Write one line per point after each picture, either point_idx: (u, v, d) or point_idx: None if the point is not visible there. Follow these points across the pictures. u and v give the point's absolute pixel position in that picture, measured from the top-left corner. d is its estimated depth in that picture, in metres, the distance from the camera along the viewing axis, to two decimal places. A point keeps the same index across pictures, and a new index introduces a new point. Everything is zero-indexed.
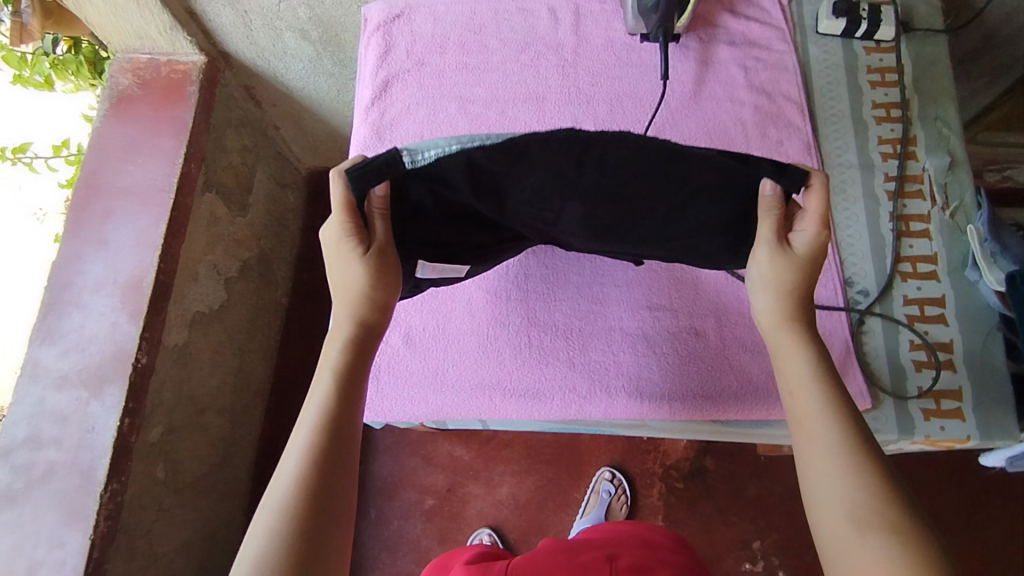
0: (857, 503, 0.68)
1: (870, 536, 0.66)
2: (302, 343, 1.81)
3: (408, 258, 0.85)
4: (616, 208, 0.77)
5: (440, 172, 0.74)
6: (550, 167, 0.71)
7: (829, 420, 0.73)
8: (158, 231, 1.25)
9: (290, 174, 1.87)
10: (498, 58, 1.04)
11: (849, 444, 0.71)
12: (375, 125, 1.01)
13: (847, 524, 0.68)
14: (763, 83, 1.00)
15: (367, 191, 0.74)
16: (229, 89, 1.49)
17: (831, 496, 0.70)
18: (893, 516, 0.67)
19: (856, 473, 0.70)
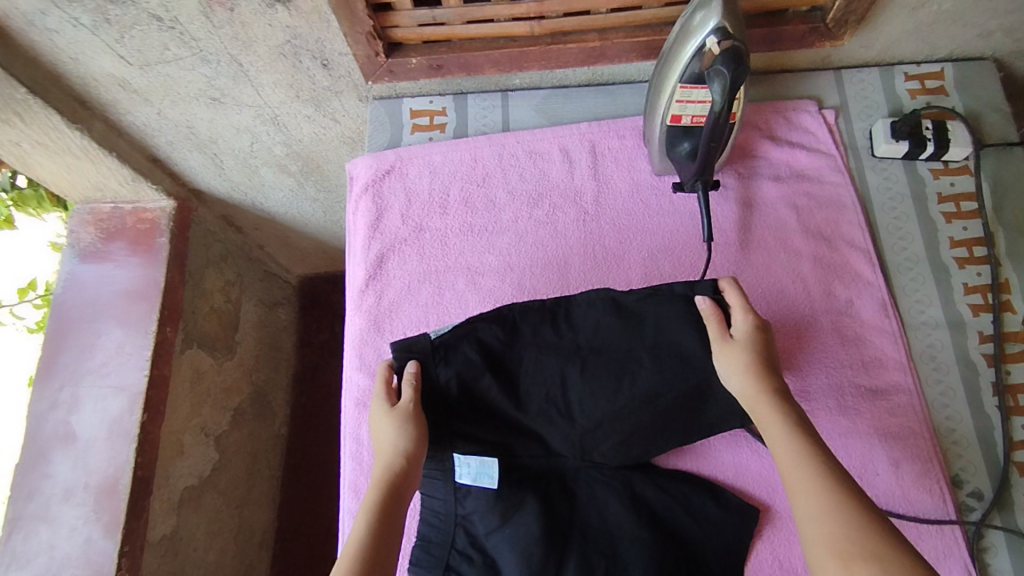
0: (834, 533, 0.56)
1: (855, 567, 0.53)
2: (306, 477, 1.66)
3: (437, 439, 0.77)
4: (603, 361, 0.80)
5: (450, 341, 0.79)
6: (543, 327, 0.81)
7: (789, 446, 0.64)
8: (131, 421, 1.12)
9: (280, 289, 1.72)
10: (509, 216, 0.90)
11: (818, 470, 0.61)
12: (372, 312, 0.87)
13: (826, 556, 0.55)
14: (820, 227, 0.86)
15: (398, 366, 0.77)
16: (204, 225, 1.35)
17: (813, 542, 0.57)
18: (875, 543, 0.54)
19: (825, 502, 0.58)
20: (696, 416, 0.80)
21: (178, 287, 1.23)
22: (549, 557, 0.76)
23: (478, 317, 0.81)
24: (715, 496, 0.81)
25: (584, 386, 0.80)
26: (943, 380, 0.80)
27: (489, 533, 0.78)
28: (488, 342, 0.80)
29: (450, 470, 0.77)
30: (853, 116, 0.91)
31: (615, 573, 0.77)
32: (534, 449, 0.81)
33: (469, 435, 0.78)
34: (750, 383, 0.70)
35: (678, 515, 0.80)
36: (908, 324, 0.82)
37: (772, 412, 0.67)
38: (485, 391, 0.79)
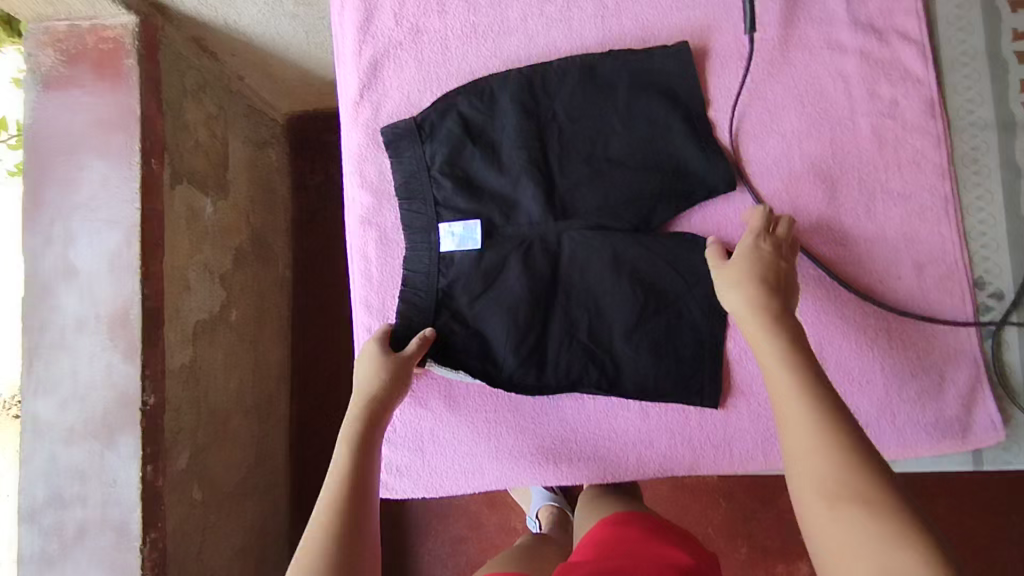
0: (825, 471, 0.51)
1: (842, 511, 0.49)
2: (316, 319, 1.68)
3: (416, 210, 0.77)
4: (580, 127, 0.77)
5: (432, 121, 0.77)
6: (521, 98, 0.77)
7: (786, 372, 0.58)
8: (133, 251, 1.07)
9: (267, 128, 1.61)
10: (516, 14, 0.79)
11: (809, 398, 0.56)
12: (370, 127, 0.79)
13: (814, 496, 0.51)
14: (872, 17, 0.75)
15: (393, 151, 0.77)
16: (175, 49, 1.22)
17: (802, 480, 0.53)
18: (870, 487, 0.50)
19: (816, 438, 0.53)
20: (671, 179, 0.75)
21: (156, 114, 1.14)
22: (533, 311, 0.75)
23: (456, 90, 0.78)
24: (699, 248, 0.75)
25: (561, 149, 0.77)
26: (983, 184, 0.74)
27: (471, 302, 0.76)
28: (468, 114, 0.77)
29: (435, 243, 0.76)
30: None
31: (598, 324, 0.76)
32: (504, 212, 0.77)
33: (447, 202, 0.77)
34: (752, 300, 0.64)
35: (663, 271, 0.75)
36: (956, 127, 0.75)
37: (764, 333, 0.62)
38: (460, 161, 0.77)
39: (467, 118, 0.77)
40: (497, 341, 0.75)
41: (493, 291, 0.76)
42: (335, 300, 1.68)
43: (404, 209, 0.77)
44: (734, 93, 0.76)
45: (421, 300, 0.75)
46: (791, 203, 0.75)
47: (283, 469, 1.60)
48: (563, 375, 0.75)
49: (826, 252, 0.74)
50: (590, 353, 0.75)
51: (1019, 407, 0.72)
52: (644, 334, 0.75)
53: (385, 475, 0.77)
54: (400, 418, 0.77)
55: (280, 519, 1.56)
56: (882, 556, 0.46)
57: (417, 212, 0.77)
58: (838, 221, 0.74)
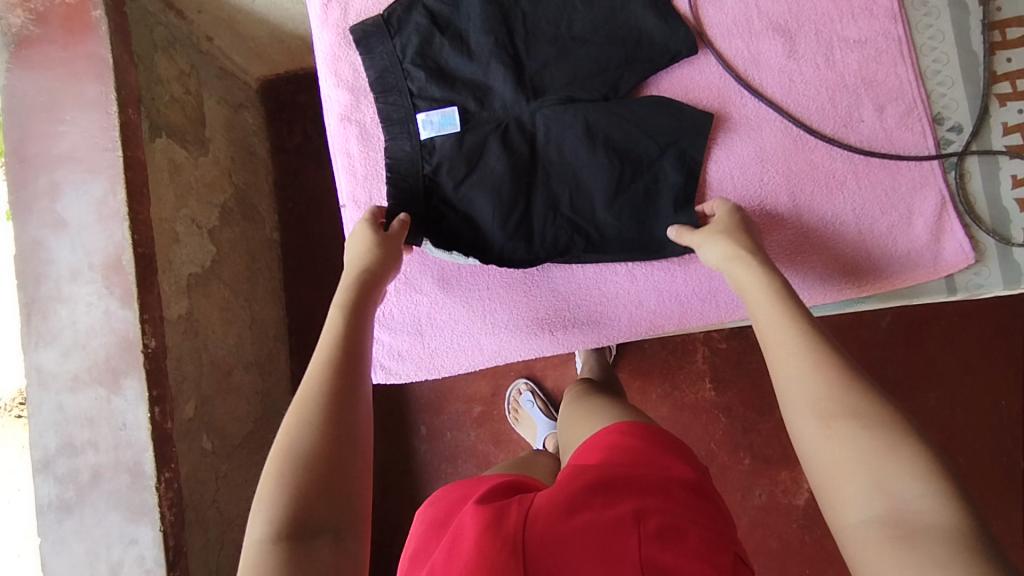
0: (813, 391, 0.50)
1: (836, 425, 0.48)
2: (308, 280, 1.70)
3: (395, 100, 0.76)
4: (543, 9, 0.76)
5: (398, 16, 0.76)
6: None
7: (773, 309, 0.58)
8: (119, 198, 1.08)
9: (241, 91, 1.62)
10: None
11: (800, 328, 0.55)
12: (341, 27, 0.80)
13: (808, 413, 0.50)
14: None
15: (365, 48, 0.76)
16: (142, 5, 1.23)
17: (792, 401, 0.52)
18: (861, 399, 0.49)
19: (808, 361, 0.52)
20: (635, 50, 0.75)
21: (128, 65, 1.14)
22: (514, 190, 0.76)
23: None
24: (668, 109, 0.74)
25: (527, 32, 0.76)
26: (935, 25, 0.77)
27: (455, 187, 0.75)
28: (432, 7, 0.76)
29: (414, 131, 0.75)
30: None
31: (580, 198, 0.76)
32: (478, 98, 0.76)
33: (423, 93, 0.76)
34: (735, 248, 0.65)
35: (638, 136, 0.75)
36: None
37: (752, 275, 0.62)
38: (430, 53, 0.76)
39: (434, 11, 0.76)
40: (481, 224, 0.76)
41: (475, 173, 0.75)
42: (325, 258, 1.69)
43: (379, 104, 0.76)
44: None
45: (408, 188, 0.75)
46: (752, 56, 0.77)
47: None
48: (551, 247, 0.75)
49: (789, 102, 0.77)
50: (574, 226, 0.75)
51: (985, 232, 0.74)
52: (624, 201, 0.75)
53: (390, 361, 0.80)
54: (395, 305, 0.78)
55: None
56: (874, 463, 0.45)
57: (393, 104, 0.76)
58: (800, 73, 0.77)
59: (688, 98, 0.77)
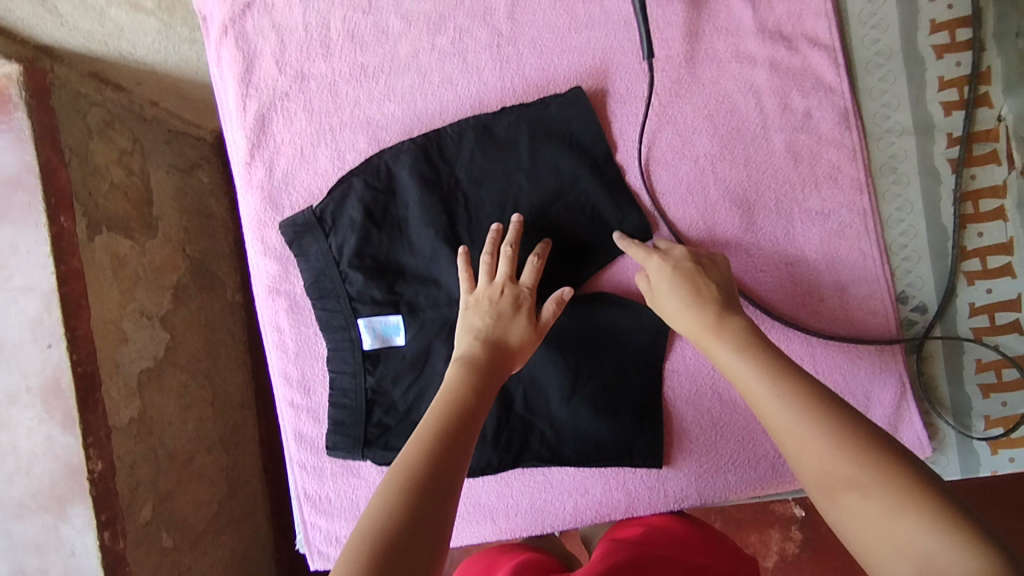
0: (817, 465, 0.45)
1: (842, 500, 0.43)
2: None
3: (339, 312, 0.73)
4: (487, 191, 0.73)
5: (335, 212, 0.73)
6: (419, 174, 0.72)
7: (755, 376, 0.52)
8: (53, 319, 1.03)
9: (193, 148, 1.43)
10: (406, 48, 0.74)
11: (777, 387, 0.50)
12: (265, 188, 0.75)
13: (815, 492, 0.46)
14: (779, 24, 0.71)
15: (300, 247, 0.73)
16: (71, 88, 1.11)
17: (803, 476, 0.47)
18: (857, 458, 0.44)
19: (795, 426, 0.47)
20: (586, 233, 0.72)
21: (57, 167, 1.06)
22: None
23: (350, 172, 0.73)
24: (625, 307, 0.72)
25: (471, 216, 0.73)
26: (903, 193, 0.71)
27: (405, 392, 0.74)
28: (367, 198, 0.72)
29: (356, 340, 0.73)
30: None
31: (534, 394, 0.74)
32: (425, 290, 0.73)
33: (362, 296, 0.73)
34: (694, 321, 0.60)
35: (593, 332, 0.73)
36: (872, 133, 0.72)
37: (721, 342, 0.57)
38: (367, 243, 0.73)
39: (372, 201, 0.72)
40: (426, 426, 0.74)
41: (426, 377, 0.73)
42: None
43: (317, 308, 0.74)
44: (642, 122, 0.72)
45: (350, 402, 0.74)
46: (708, 229, 0.72)
47: (261, 494, 1.55)
48: (504, 449, 0.73)
49: (745, 280, 0.72)
50: (528, 425, 0.73)
51: (945, 419, 0.72)
52: (588, 386, 0.73)
53: (329, 547, 0.77)
54: (333, 489, 0.76)
55: (263, 545, 1.54)
56: (897, 535, 0.40)
57: (333, 311, 0.73)
58: (757, 246, 0.72)
59: (642, 285, 0.73)
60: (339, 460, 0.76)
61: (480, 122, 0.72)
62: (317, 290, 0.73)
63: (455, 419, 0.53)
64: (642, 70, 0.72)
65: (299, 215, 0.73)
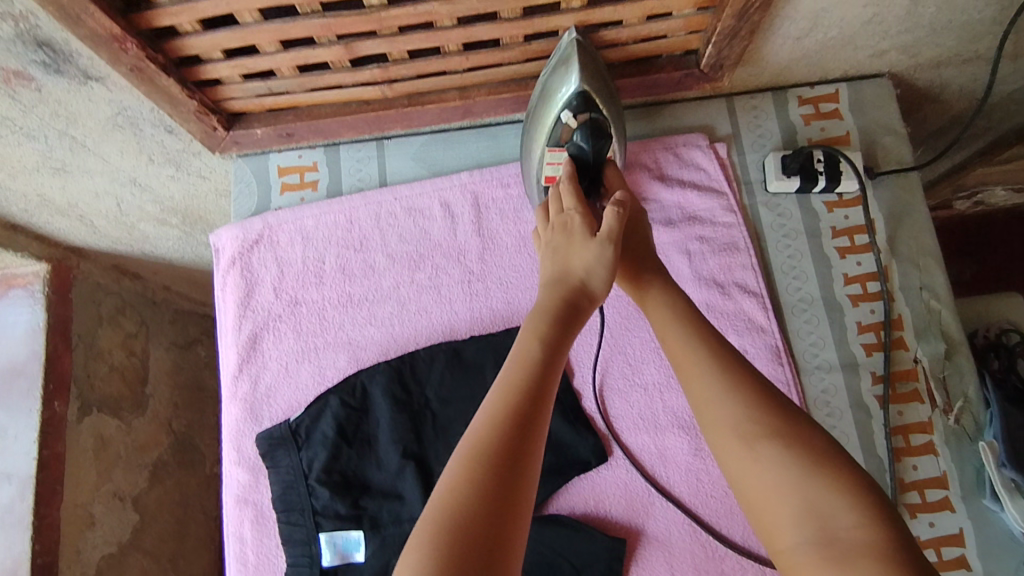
0: (726, 421, 0.49)
1: (760, 449, 0.47)
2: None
3: (302, 526, 0.75)
4: (452, 411, 0.79)
5: (311, 426, 0.77)
6: (392, 393, 0.79)
7: (686, 340, 0.54)
8: (25, 505, 1.05)
9: (196, 324, 1.47)
10: (389, 281, 0.84)
11: (710, 350, 0.53)
12: (248, 400, 0.80)
13: (729, 441, 0.49)
14: (713, 272, 0.82)
15: (273, 460, 0.77)
16: (92, 280, 1.20)
17: (710, 431, 0.50)
18: (778, 416, 0.48)
19: (723, 385, 0.50)
20: (545, 454, 0.76)
21: (63, 354, 1.13)
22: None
23: (328, 389, 0.79)
24: (582, 532, 0.74)
25: (437, 433, 0.78)
26: (838, 424, 0.77)
27: None
28: (341, 414, 0.78)
29: (315, 555, 0.74)
30: (745, 148, 0.88)
31: None
32: (389, 504, 0.76)
33: (326, 510, 0.75)
34: (629, 272, 0.60)
35: (551, 556, 0.74)
36: (804, 368, 0.79)
37: (659, 304, 0.57)
38: (336, 457, 0.77)
39: (346, 418, 0.78)
40: None
41: None
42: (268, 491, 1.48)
43: (282, 520, 0.75)
44: (595, 352, 0.80)
45: None
46: (660, 455, 0.76)
47: None
48: None
49: (697, 507, 0.75)
50: None
51: None
52: None
53: None
54: None
55: None
56: (784, 494, 0.45)
57: (297, 525, 0.75)
58: (706, 472, 0.76)
59: (598, 509, 0.75)
60: None
61: (450, 347, 0.80)
62: (283, 503, 0.76)
63: (524, 382, 0.48)
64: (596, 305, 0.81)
65: (275, 427, 0.78)
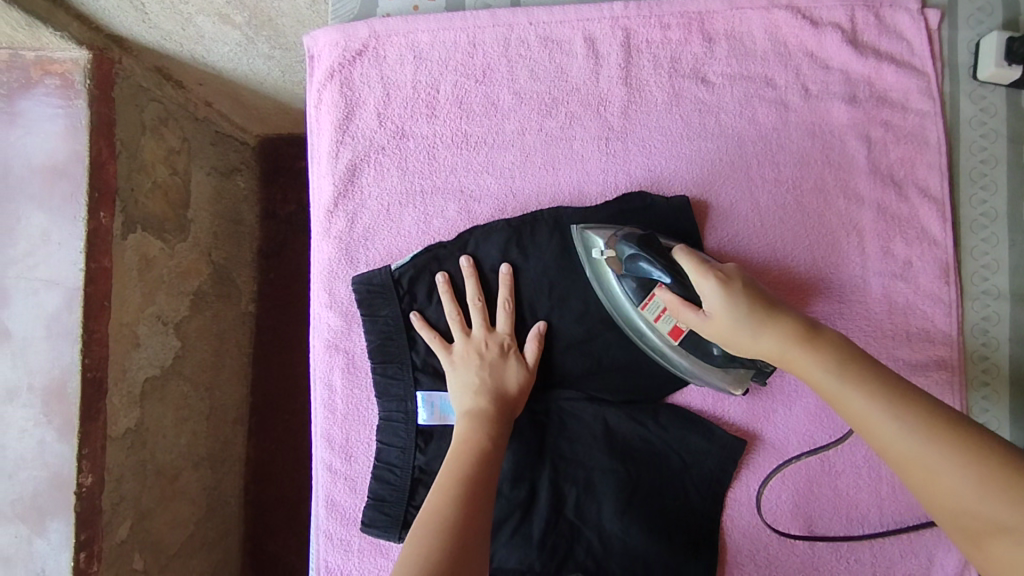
0: (958, 504, 0.43)
1: (988, 541, 0.41)
2: (288, 375, 1.27)
3: (400, 381, 0.69)
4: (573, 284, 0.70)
5: (416, 280, 0.70)
6: (508, 255, 0.70)
7: (880, 407, 0.48)
8: (72, 316, 0.86)
9: (235, 151, 1.22)
10: (514, 125, 0.72)
11: (898, 415, 0.47)
12: (343, 240, 0.71)
13: (957, 530, 0.43)
14: (892, 167, 0.70)
15: (373, 309, 0.69)
16: (135, 81, 0.97)
17: (937, 511, 0.45)
18: (997, 491, 0.42)
19: (921, 455, 0.45)
20: None
21: (108, 161, 0.90)
22: (518, 489, 0.69)
23: (437, 243, 0.70)
24: (701, 429, 0.70)
25: (553, 305, 0.70)
26: (990, 356, 0.70)
27: None
28: (449, 270, 0.70)
29: (412, 413, 0.69)
30: (959, 22, 0.72)
31: (586, 500, 0.70)
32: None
33: (426, 367, 0.70)
34: (783, 336, 0.54)
35: (659, 447, 0.70)
36: (968, 291, 0.71)
37: (817, 361, 0.52)
38: (440, 316, 0.70)
39: (454, 276, 0.70)
40: None
41: None
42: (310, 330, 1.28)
43: (377, 372, 0.70)
44: (741, 242, 0.70)
45: (394, 479, 0.69)
46: None
47: (238, 532, 1.23)
48: (549, 555, 0.69)
49: (821, 421, 0.70)
50: (575, 532, 0.70)
51: None
52: (644, 503, 0.69)
53: None
54: (357, 567, 0.71)
55: None
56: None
57: (393, 379, 0.70)
58: None
59: (717, 409, 0.71)
60: (369, 537, 0.71)
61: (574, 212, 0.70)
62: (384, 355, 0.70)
63: (475, 464, 0.57)
64: (749, 190, 0.71)
65: (375, 273, 0.70)
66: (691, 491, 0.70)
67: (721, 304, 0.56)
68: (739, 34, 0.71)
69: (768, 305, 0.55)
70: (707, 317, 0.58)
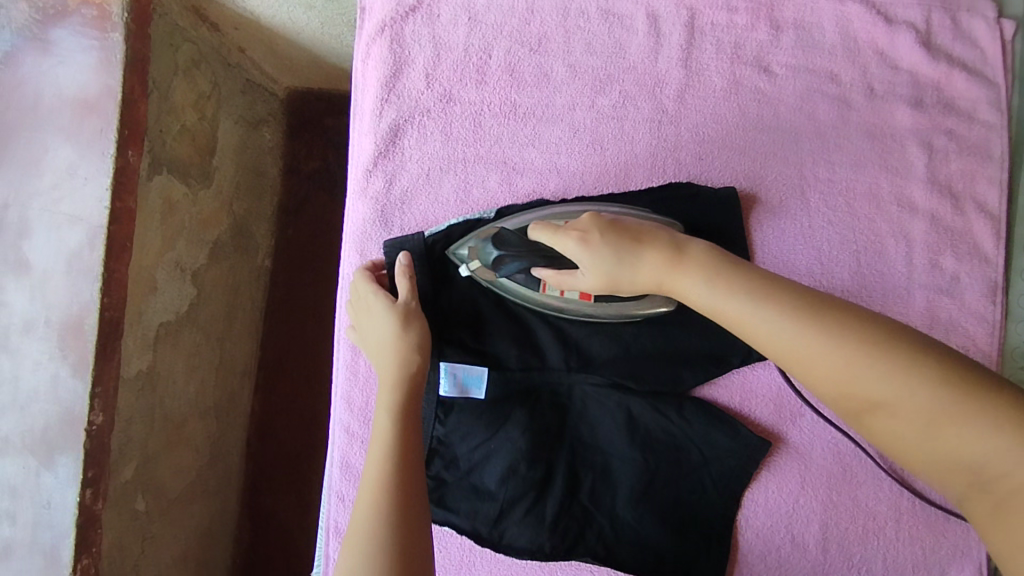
0: (843, 387, 0.44)
1: (874, 415, 0.44)
2: (299, 333, 1.27)
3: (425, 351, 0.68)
4: None
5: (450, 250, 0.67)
6: None
7: (757, 310, 0.47)
8: (95, 256, 0.82)
9: (263, 101, 1.20)
10: (565, 99, 0.69)
11: (767, 308, 0.47)
12: (379, 201, 0.70)
13: (852, 408, 0.45)
14: (951, 178, 0.68)
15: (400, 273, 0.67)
16: (171, 20, 0.92)
17: (830, 398, 0.45)
18: (866, 361, 0.43)
19: (798, 343, 0.45)
20: (703, 341, 0.69)
21: (141, 100, 0.85)
22: (534, 469, 0.68)
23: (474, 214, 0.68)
24: (726, 427, 0.69)
25: None
26: None
27: (470, 450, 0.68)
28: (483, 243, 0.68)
29: (434, 383, 0.67)
30: None
31: (601, 486, 0.69)
32: (520, 352, 0.69)
33: (453, 338, 0.68)
34: (659, 261, 0.54)
35: (682, 440, 0.69)
36: (1014, 313, 0.69)
37: (691, 277, 0.51)
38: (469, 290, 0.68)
39: None
40: (483, 496, 0.68)
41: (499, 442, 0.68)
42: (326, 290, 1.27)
43: None
44: (787, 240, 0.68)
45: None
46: None
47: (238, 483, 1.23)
48: (561, 538, 0.68)
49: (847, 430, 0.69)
50: (588, 516, 0.69)
51: None
52: (658, 494, 0.69)
53: None
54: None
55: (223, 551, 1.20)
56: (952, 444, 0.41)
57: None
58: None
59: (743, 408, 0.70)
60: None
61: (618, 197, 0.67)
62: None
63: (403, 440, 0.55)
64: (801, 188, 0.68)
65: (409, 239, 0.68)
66: (709, 487, 0.69)
67: (590, 260, 0.56)
68: (807, 25, 0.69)
69: (635, 235, 0.56)
70: (587, 275, 0.58)
